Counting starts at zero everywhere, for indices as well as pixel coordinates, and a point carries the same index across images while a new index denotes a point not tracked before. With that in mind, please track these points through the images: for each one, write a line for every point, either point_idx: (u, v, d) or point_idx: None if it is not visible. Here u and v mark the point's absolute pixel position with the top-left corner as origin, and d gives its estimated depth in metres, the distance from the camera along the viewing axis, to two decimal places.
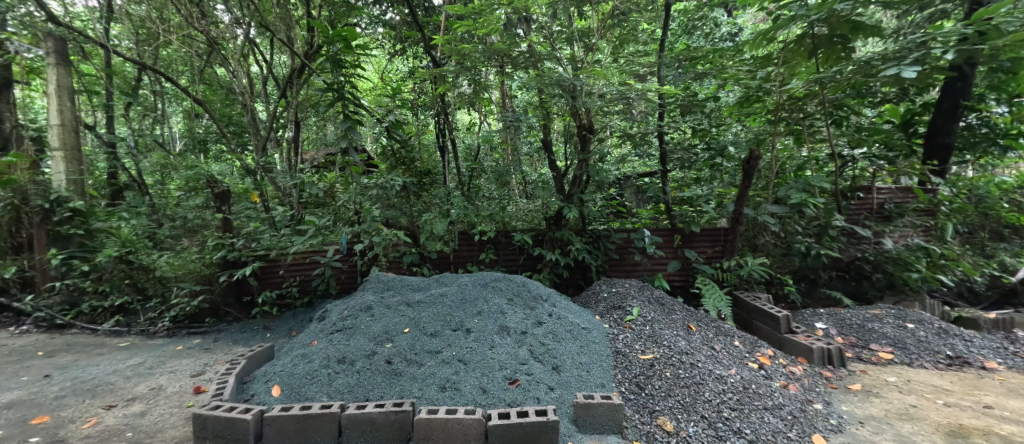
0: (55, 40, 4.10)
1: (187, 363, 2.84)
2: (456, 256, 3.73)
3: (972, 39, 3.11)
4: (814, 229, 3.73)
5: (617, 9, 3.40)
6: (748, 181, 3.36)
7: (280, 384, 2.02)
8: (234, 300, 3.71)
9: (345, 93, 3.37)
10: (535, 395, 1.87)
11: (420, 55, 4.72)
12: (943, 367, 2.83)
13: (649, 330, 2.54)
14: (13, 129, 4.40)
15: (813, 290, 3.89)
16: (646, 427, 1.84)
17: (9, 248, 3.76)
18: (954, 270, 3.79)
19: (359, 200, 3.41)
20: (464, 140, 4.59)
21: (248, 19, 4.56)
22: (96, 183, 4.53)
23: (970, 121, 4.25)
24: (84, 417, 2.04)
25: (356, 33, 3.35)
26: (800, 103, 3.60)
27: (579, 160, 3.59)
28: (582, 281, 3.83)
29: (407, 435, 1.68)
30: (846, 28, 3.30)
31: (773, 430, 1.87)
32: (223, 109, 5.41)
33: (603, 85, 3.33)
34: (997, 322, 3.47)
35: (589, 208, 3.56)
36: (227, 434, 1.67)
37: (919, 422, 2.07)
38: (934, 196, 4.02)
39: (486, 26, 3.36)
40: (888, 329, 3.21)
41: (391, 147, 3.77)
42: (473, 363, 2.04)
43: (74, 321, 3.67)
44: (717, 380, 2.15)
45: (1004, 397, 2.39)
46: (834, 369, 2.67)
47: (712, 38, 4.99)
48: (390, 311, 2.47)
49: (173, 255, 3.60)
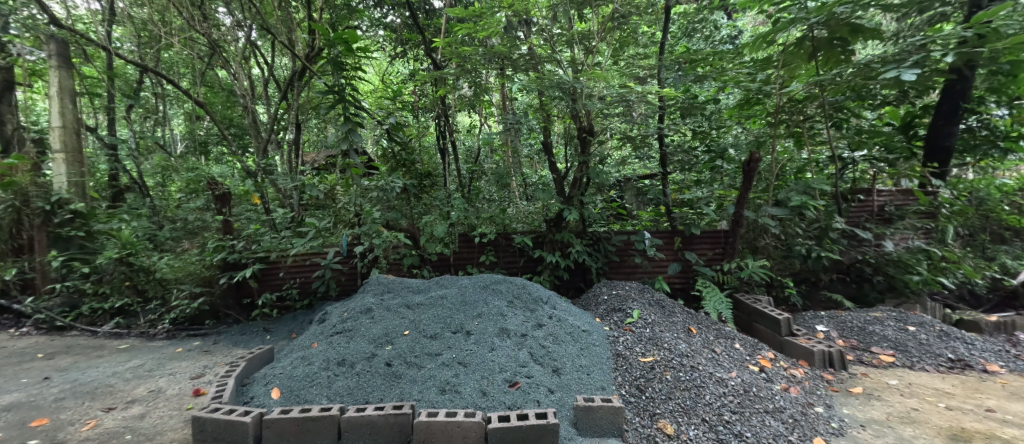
0: (57, 43, 4.11)
1: (187, 365, 2.84)
2: (456, 258, 3.73)
3: (971, 42, 3.12)
4: (814, 231, 3.73)
5: (617, 12, 3.42)
6: (748, 183, 3.36)
7: (279, 386, 2.02)
8: (234, 302, 3.68)
9: (346, 95, 3.38)
10: (535, 398, 1.86)
11: (420, 57, 4.74)
12: (945, 370, 2.82)
13: (649, 333, 2.54)
14: (14, 132, 4.43)
15: (813, 292, 3.88)
16: (646, 430, 1.83)
17: (9, 250, 3.77)
18: (955, 273, 3.79)
19: (359, 202, 3.38)
20: (464, 142, 4.60)
21: (249, 22, 4.58)
22: (97, 184, 4.54)
23: (970, 124, 4.25)
24: (84, 420, 2.03)
25: (356, 36, 3.37)
26: (800, 106, 3.62)
27: (580, 162, 3.60)
28: (582, 283, 3.83)
29: (407, 438, 1.68)
30: (845, 31, 3.31)
31: (774, 433, 1.86)
32: (224, 111, 5.48)
33: (604, 87, 3.38)
34: (998, 325, 3.46)
35: (589, 209, 3.57)
36: (226, 437, 1.67)
37: (921, 426, 2.06)
38: (934, 199, 4.00)
39: (486, 28, 3.32)
40: (889, 331, 3.20)
41: (391, 150, 3.77)
42: (473, 366, 2.04)
43: (74, 323, 3.68)
44: (718, 383, 2.14)
45: (1006, 400, 2.38)
46: (835, 372, 2.67)
47: (712, 41, 5.01)
48: (390, 314, 2.47)
49: (173, 257, 3.60)
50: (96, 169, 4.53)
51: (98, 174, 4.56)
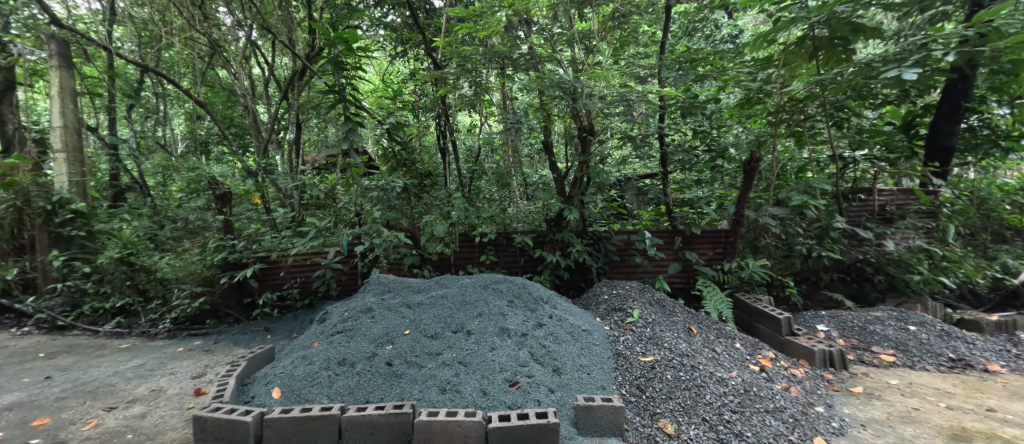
0: (59, 42, 4.10)
1: (188, 365, 2.84)
2: (457, 258, 3.73)
3: (973, 41, 3.11)
4: (815, 231, 3.73)
5: (618, 11, 3.40)
6: (748, 183, 3.36)
7: (280, 385, 2.02)
8: (234, 301, 3.69)
9: (346, 95, 3.38)
10: (535, 397, 1.86)
11: (421, 57, 4.74)
12: (945, 370, 2.82)
13: (649, 333, 2.54)
14: (15, 131, 4.44)
15: (814, 292, 3.88)
16: (646, 429, 1.83)
17: (11, 250, 3.78)
18: (956, 272, 3.78)
19: (360, 202, 3.39)
20: (464, 142, 4.60)
21: (250, 22, 4.58)
22: (98, 184, 4.54)
23: (971, 123, 4.24)
24: (85, 419, 2.03)
25: (357, 35, 3.38)
26: (801, 105, 3.62)
27: (580, 162, 3.61)
28: (582, 282, 3.83)
29: (407, 437, 1.68)
30: (847, 30, 3.30)
31: (774, 433, 1.86)
32: (225, 111, 5.49)
33: (604, 87, 3.37)
34: (999, 324, 3.45)
35: (590, 209, 3.57)
36: (227, 437, 1.67)
37: (922, 425, 2.06)
38: (935, 198, 4.00)
39: (486, 28, 3.31)
40: (890, 331, 3.20)
41: (392, 149, 3.77)
42: (473, 365, 2.04)
43: (76, 322, 3.68)
44: (718, 383, 2.14)
45: (1006, 400, 2.38)
46: (836, 371, 2.66)
47: (713, 40, 5.01)
48: (390, 313, 2.47)
49: (174, 256, 3.61)
50: (97, 169, 4.54)
51: (99, 173, 4.57)
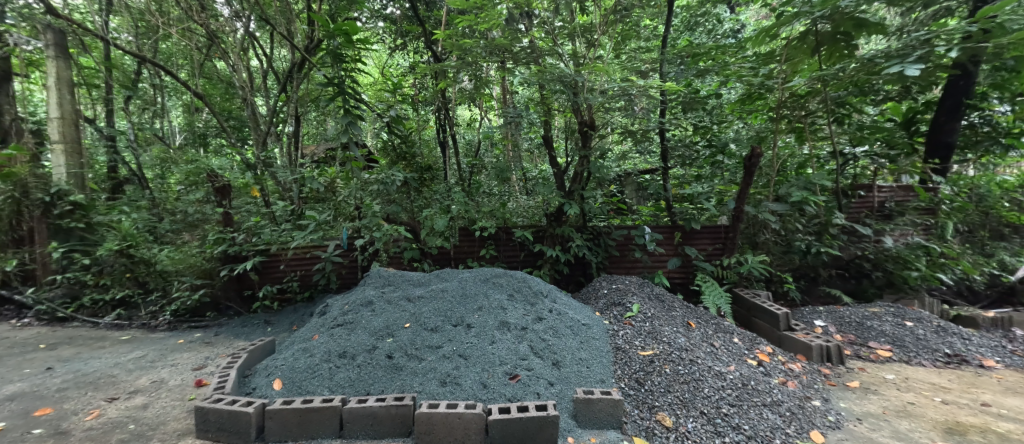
0: (55, 33, 4.10)
1: (189, 356, 2.85)
2: (457, 251, 3.74)
3: (976, 37, 3.05)
4: (814, 227, 3.76)
5: (620, 5, 3.39)
6: (749, 179, 3.34)
7: (280, 377, 2.04)
8: (234, 294, 3.71)
9: (345, 87, 3.32)
10: (535, 390, 1.89)
11: (421, 49, 4.72)
12: (941, 364, 2.86)
13: (649, 327, 2.56)
14: (12, 122, 4.34)
15: (812, 287, 3.91)
16: (645, 422, 1.86)
17: (9, 241, 3.74)
18: (954, 269, 3.80)
19: (359, 195, 3.40)
20: (464, 136, 4.60)
21: (247, 13, 4.50)
22: (96, 176, 4.48)
23: (972, 120, 4.28)
24: (87, 410, 2.04)
25: (357, 27, 3.31)
26: (802, 101, 3.63)
27: (580, 157, 3.56)
28: (582, 277, 3.86)
29: (408, 429, 1.70)
30: (850, 25, 3.26)
31: (772, 426, 1.88)
32: (224, 103, 5.47)
33: (606, 81, 3.27)
34: (995, 320, 3.48)
35: (589, 204, 3.54)
36: (230, 428, 1.69)
37: (917, 419, 2.09)
38: (934, 195, 4.03)
39: (486, 20, 3.23)
40: (886, 326, 3.22)
41: (391, 142, 3.66)
42: (474, 359, 2.04)
43: (76, 314, 3.67)
44: (716, 377, 2.15)
45: (1001, 395, 2.40)
46: (833, 366, 2.70)
47: (715, 35, 4.96)
48: (390, 306, 2.48)
49: (173, 249, 3.58)
50: (95, 161, 4.50)
51: (97, 166, 4.53)
